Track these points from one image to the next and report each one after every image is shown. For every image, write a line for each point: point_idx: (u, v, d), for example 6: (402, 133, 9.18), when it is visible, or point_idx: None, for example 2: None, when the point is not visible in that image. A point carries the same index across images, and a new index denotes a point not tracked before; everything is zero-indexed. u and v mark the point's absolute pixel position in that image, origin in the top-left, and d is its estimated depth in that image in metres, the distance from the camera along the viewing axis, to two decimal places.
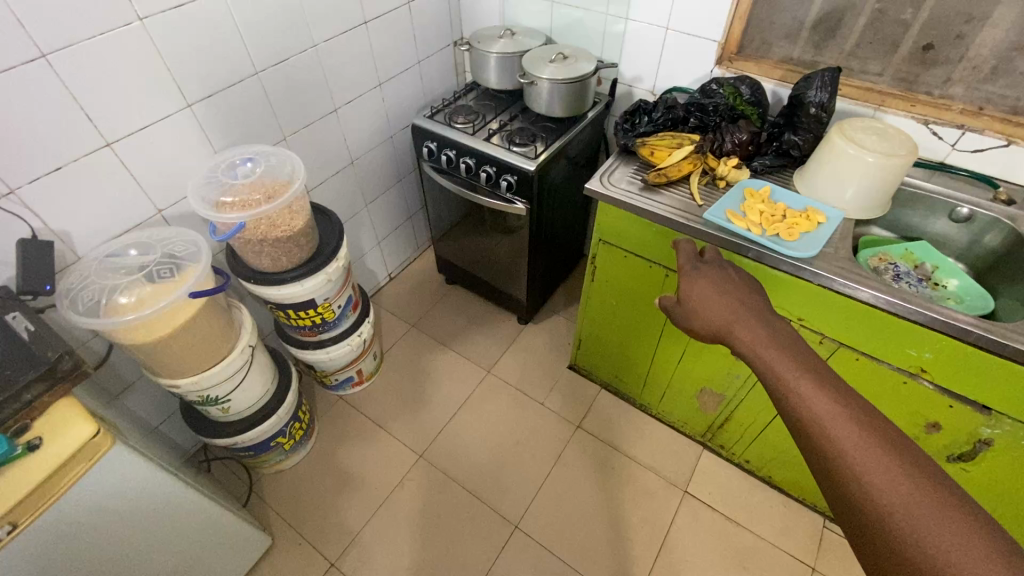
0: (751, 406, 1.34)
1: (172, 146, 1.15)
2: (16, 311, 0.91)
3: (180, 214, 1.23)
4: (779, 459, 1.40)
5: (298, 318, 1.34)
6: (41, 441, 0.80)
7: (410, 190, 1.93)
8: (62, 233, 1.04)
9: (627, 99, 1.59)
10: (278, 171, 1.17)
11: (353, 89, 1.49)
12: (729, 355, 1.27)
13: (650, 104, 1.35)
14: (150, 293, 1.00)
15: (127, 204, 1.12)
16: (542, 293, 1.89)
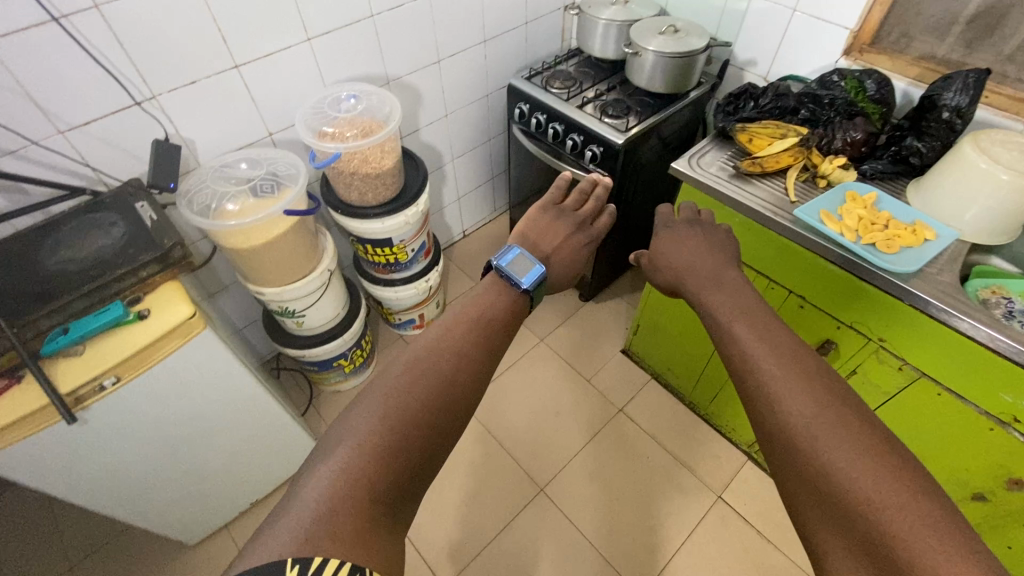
0: None
1: (289, 75, 1.24)
2: (144, 202, 1.04)
3: (287, 140, 1.34)
4: None
5: (374, 253, 1.43)
6: (148, 312, 0.93)
7: (497, 150, 1.96)
8: (188, 140, 1.16)
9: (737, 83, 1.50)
10: (377, 110, 1.23)
11: (459, 42, 1.53)
12: None
13: (759, 89, 1.27)
14: (252, 205, 1.10)
15: (244, 123, 1.23)
16: (609, 273, 1.87)
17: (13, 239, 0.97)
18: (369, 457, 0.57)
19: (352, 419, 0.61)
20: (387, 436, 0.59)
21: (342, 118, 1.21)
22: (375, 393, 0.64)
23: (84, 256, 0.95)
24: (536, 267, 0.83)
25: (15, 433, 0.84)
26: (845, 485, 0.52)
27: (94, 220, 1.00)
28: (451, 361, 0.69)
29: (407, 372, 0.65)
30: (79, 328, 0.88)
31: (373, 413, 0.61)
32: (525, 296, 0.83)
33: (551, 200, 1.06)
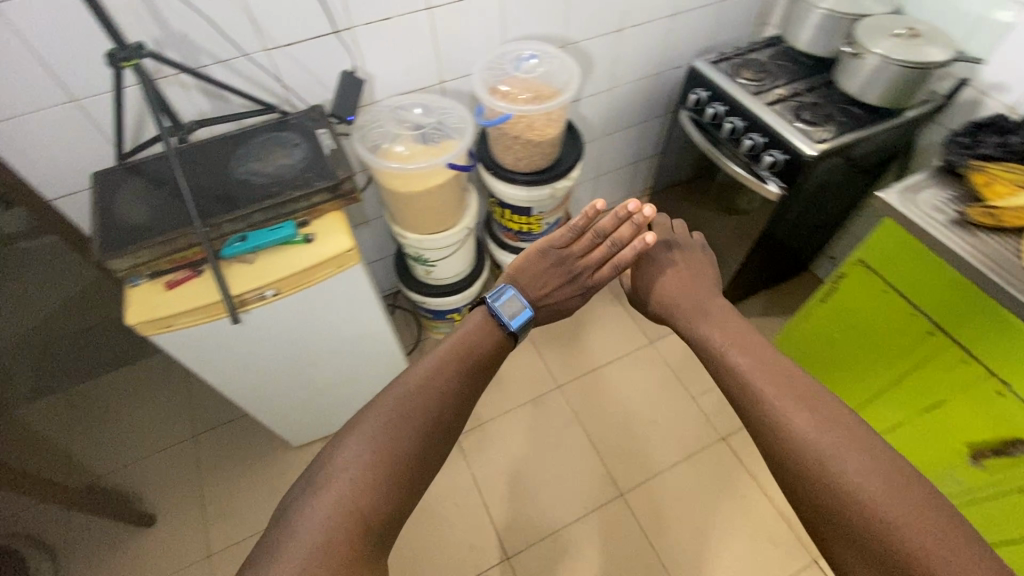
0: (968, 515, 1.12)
1: (474, 24, 1.21)
2: (325, 129, 1.08)
3: (455, 90, 1.33)
4: None
5: (511, 219, 1.41)
6: (314, 237, 0.97)
7: (650, 134, 1.83)
8: (370, 76, 1.19)
9: (972, 110, 1.25)
10: (555, 76, 1.18)
11: (646, 12, 1.41)
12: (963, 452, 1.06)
13: (1011, 123, 1.05)
14: (419, 151, 1.11)
15: (422, 66, 1.23)
16: (743, 288, 1.72)
17: (212, 141, 1.04)
18: (373, 478, 0.66)
19: (354, 440, 0.70)
20: (393, 458, 0.69)
21: (516, 78, 1.17)
22: (378, 411, 0.73)
23: (268, 171, 1.00)
24: (529, 312, 0.89)
25: (190, 321, 0.92)
26: (857, 513, 0.61)
27: (280, 139, 1.05)
28: (434, 396, 0.76)
29: (401, 404, 0.74)
30: (255, 239, 0.94)
31: (367, 432, 0.70)
32: (511, 337, 0.89)
33: (553, 241, 0.97)
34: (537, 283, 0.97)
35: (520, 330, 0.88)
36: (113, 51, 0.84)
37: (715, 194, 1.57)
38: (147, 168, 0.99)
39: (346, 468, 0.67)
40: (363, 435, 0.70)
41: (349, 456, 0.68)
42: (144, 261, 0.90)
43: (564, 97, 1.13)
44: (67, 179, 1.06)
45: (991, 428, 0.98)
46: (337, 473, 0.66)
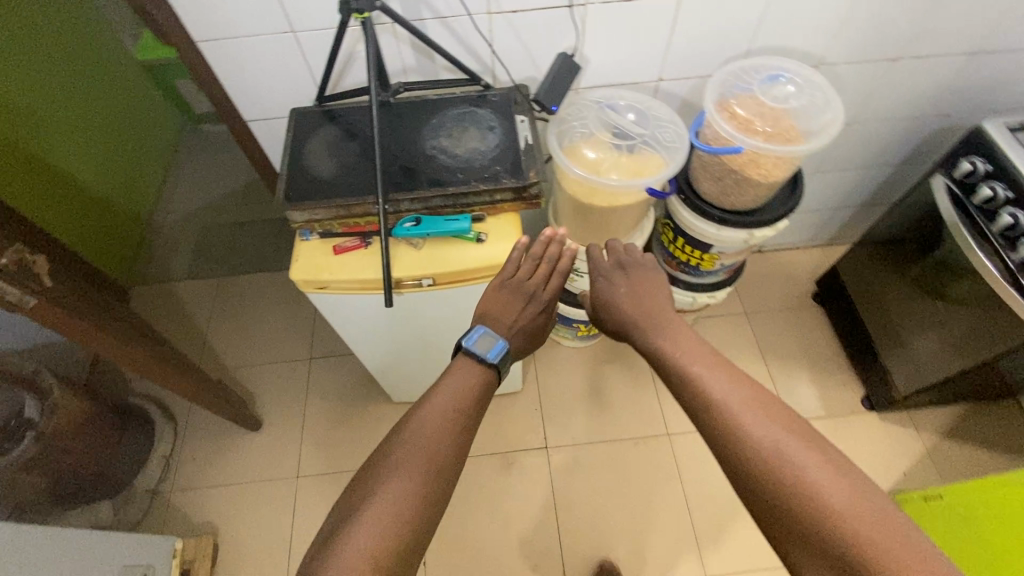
0: None
1: (723, 23, 1.01)
2: (524, 116, 0.95)
3: (670, 92, 1.14)
4: None
5: (683, 251, 1.24)
6: (485, 237, 0.89)
7: (869, 183, 1.51)
8: (586, 60, 1.04)
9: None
10: (811, 114, 0.94)
11: (939, 45, 1.10)
12: None
13: None
14: (620, 165, 0.97)
15: (645, 60, 1.06)
16: (923, 397, 1.43)
17: (408, 103, 0.97)
18: (416, 497, 0.62)
19: (404, 456, 0.65)
20: (434, 472, 0.65)
21: (758, 100, 0.96)
22: (428, 419, 0.69)
23: (458, 151, 0.92)
24: (498, 341, 0.79)
25: (344, 291, 0.88)
26: None
27: (477, 116, 0.96)
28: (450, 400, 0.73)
29: (431, 415, 0.70)
30: (428, 226, 0.88)
31: (414, 449, 0.66)
32: (495, 371, 0.79)
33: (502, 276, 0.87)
34: (505, 312, 0.84)
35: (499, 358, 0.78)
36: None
37: (933, 281, 1.28)
38: (343, 117, 0.96)
39: (388, 480, 0.63)
40: (405, 451, 0.66)
41: (393, 467, 0.64)
42: (318, 218, 0.87)
43: (817, 141, 0.90)
44: (265, 106, 1.05)
45: None
46: (386, 483, 0.63)
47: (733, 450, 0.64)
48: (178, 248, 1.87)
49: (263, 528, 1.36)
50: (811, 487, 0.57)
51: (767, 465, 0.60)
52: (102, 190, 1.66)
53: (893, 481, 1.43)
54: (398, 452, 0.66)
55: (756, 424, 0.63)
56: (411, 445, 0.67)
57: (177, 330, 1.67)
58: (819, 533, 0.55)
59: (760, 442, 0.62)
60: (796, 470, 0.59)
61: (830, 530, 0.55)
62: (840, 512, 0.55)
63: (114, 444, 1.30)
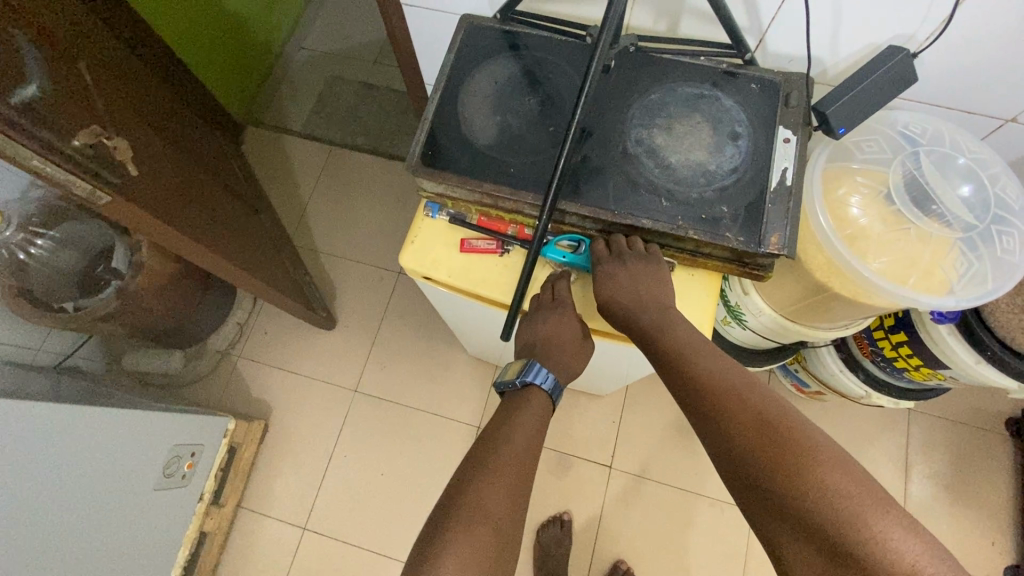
0: None
1: None
2: (792, 134, 0.61)
3: (1016, 141, 0.73)
4: None
5: (896, 351, 0.87)
6: None
7: None
8: (920, 62, 0.65)
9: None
10: None
11: None
12: None
13: None
14: (908, 260, 0.62)
15: (1015, 90, 0.65)
16: None
17: (625, 61, 0.66)
18: None
19: (488, 485, 0.52)
20: (513, 527, 0.51)
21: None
22: (514, 449, 0.56)
23: (672, 160, 0.62)
24: (536, 365, 0.62)
25: (455, 292, 0.67)
26: None
27: (717, 109, 0.63)
28: (527, 417, 0.60)
29: (515, 441, 0.57)
30: (587, 261, 0.65)
31: (507, 486, 0.52)
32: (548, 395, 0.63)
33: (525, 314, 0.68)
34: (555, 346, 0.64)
35: (557, 380, 0.63)
36: None
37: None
38: (531, 54, 0.67)
39: (469, 516, 0.50)
40: (489, 476, 0.53)
41: (469, 493, 0.51)
42: (454, 195, 0.64)
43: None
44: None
45: None
46: (471, 519, 0.49)
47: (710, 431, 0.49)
48: (300, 94, 1.68)
49: (312, 429, 1.34)
50: (797, 449, 0.44)
51: (750, 442, 0.46)
52: (241, 10, 1.43)
53: None
54: (474, 473, 0.53)
55: (746, 399, 0.49)
56: (496, 480, 0.53)
57: (280, 192, 1.57)
58: (812, 517, 0.41)
59: (751, 411, 0.48)
60: (789, 442, 0.45)
61: (819, 498, 0.42)
62: (842, 490, 0.41)
63: (196, 304, 1.26)
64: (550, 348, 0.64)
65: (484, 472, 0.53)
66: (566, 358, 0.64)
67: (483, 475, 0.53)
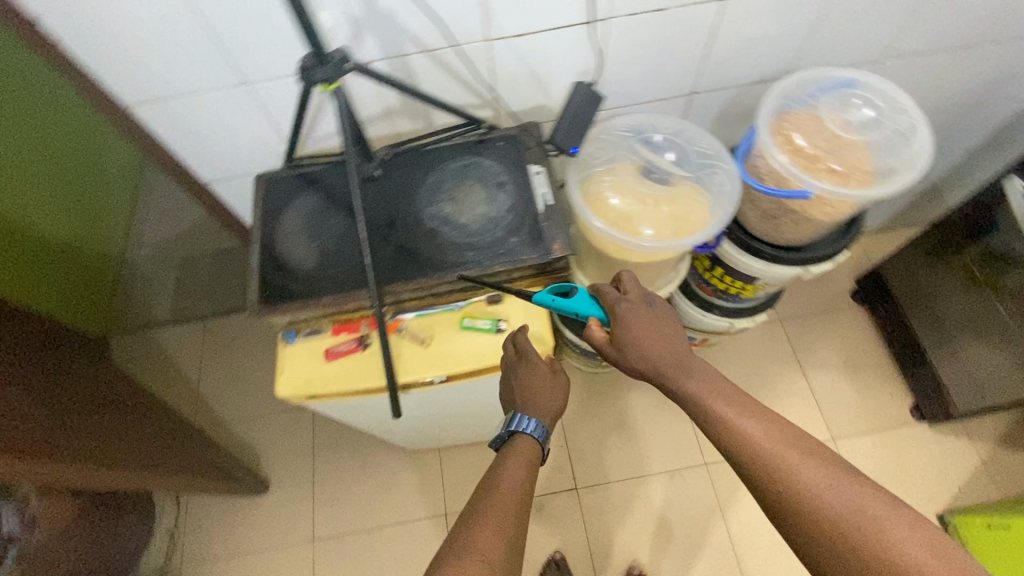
0: None
1: (771, 27, 0.83)
2: (541, 168, 0.79)
3: (706, 106, 0.96)
4: None
5: (719, 278, 1.09)
6: (505, 326, 0.75)
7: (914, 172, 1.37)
8: (607, 81, 0.86)
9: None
10: (887, 145, 0.77)
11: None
12: None
13: None
14: (659, 218, 0.80)
15: (677, 75, 0.88)
16: (982, 412, 1.31)
17: (398, 159, 0.81)
18: None
19: (482, 528, 0.54)
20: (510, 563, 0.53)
21: (820, 123, 0.79)
22: (505, 495, 0.58)
23: (462, 220, 0.76)
24: (521, 415, 0.69)
25: (337, 400, 0.73)
26: None
27: (481, 169, 0.79)
28: (514, 462, 0.64)
29: None
30: (579, 304, 0.72)
31: None
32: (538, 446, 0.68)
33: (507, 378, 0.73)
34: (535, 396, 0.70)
35: (543, 428, 0.69)
36: (307, 64, 0.56)
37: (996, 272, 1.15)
38: (324, 181, 0.79)
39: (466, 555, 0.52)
40: (483, 519, 0.55)
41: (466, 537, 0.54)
42: (303, 318, 0.73)
43: (885, 190, 0.74)
44: (232, 164, 0.89)
45: None
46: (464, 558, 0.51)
47: (780, 499, 0.54)
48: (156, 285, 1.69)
49: None
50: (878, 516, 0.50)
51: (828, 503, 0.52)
52: (74, 229, 1.37)
53: (951, 502, 1.33)
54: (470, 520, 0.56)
55: (816, 468, 0.54)
56: (490, 521, 0.55)
57: (169, 384, 1.57)
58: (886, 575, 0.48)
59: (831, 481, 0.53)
60: (870, 512, 0.51)
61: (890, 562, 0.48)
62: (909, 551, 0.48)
63: (113, 533, 1.19)
64: (530, 399, 0.70)
65: (479, 515, 0.56)
66: (545, 401, 0.71)
67: (474, 520, 0.56)
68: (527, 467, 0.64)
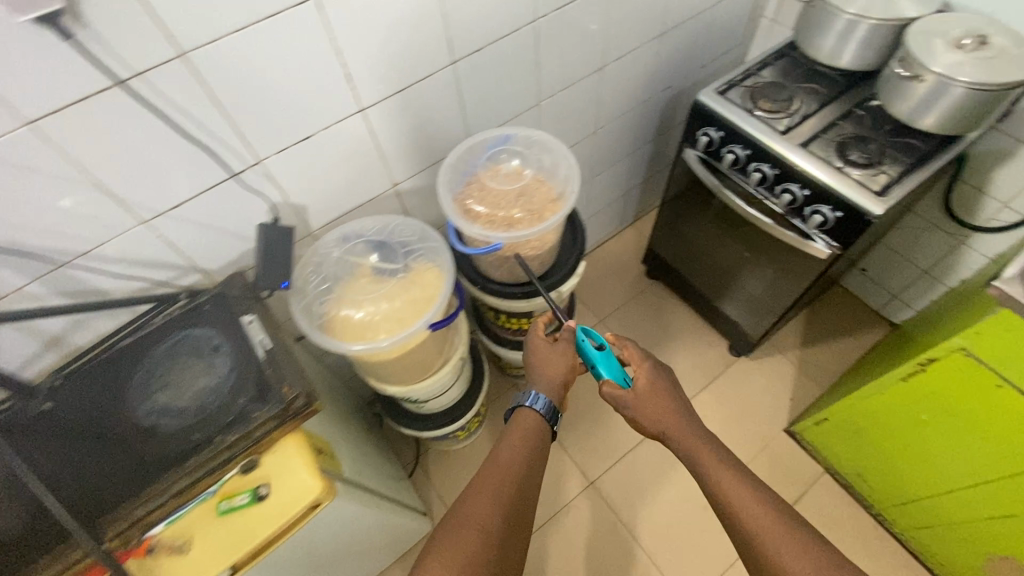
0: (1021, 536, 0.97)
1: (423, 114, 0.93)
2: (254, 315, 0.79)
3: (415, 189, 1.04)
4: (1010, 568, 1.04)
5: (510, 321, 1.16)
6: (268, 489, 0.70)
7: (638, 163, 1.59)
8: (300, 207, 0.89)
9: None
10: (547, 175, 0.91)
11: (629, 42, 1.14)
12: None
13: None
14: (390, 311, 0.83)
15: (367, 178, 0.94)
16: (775, 329, 1.51)
17: (98, 365, 0.76)
18: None
19: (468, 506, 0.73)
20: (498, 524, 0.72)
21: (498, 182, 0.89)
22: (507, 469, 0.79)
23: (184, 401, 0.73)
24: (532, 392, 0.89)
25: None
26: None
27: (193, 339, 0.77)
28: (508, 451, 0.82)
29: None
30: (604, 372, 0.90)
31: None
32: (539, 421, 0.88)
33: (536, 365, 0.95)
34: (545, 372, 0.92)
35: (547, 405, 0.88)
36: None
37: (722, 221, 1.32)
38: (11, 422, 0.71)
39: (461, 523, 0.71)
40: (479, 493, 0.75)
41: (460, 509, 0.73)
42: None
43: (558, 215, 0.85)
44: None
45: None
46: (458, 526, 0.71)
47: (724, 508, 0.77)
48: None
49: None
50: (797, 545, 0.69)
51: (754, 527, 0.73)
52: None
53: (791, 414, 1.49)
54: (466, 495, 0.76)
55: (752, 497, 0.75)
56: (480, 498, 0.75)
57: None
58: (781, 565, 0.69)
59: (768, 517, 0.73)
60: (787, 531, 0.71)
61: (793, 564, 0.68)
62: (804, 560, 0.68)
63: None
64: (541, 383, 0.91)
65: (474, 491, 0.76)
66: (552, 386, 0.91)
67: (473, 497, 0.75)
68: (523, 441, 0.84)
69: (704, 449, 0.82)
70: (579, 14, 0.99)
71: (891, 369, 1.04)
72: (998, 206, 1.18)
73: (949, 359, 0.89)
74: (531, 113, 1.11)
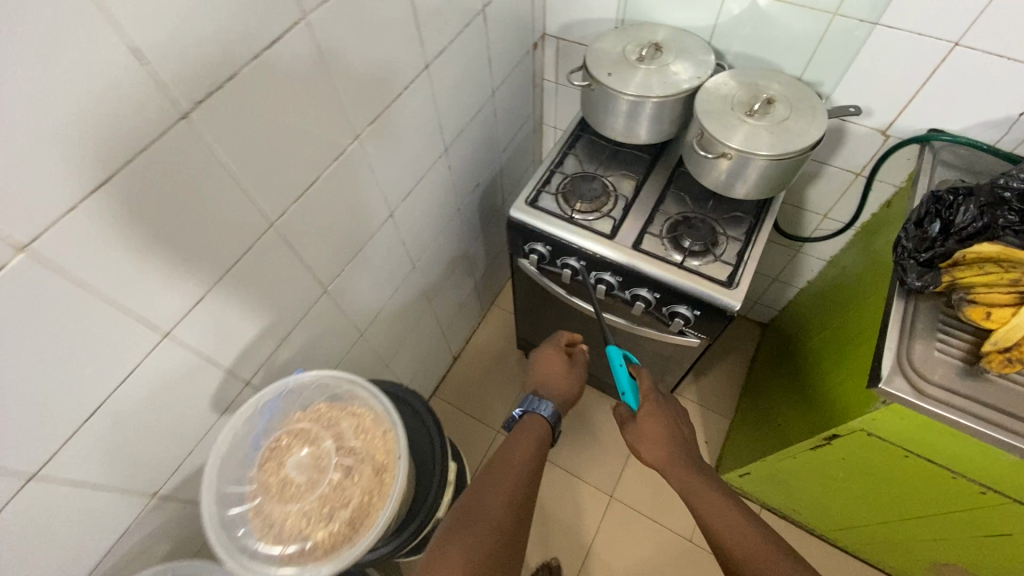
0: (960, 549, 0.97)
1: (151, 407, 0.64)
2: None
3: (190, 475, 0.74)
4: (956, 569, 1.05)
5: None
6: None
7: (476, 258, 1.41)
8: None
9: (872, 144, 0.99)
10: (356, 442, 0.75)
11: (412, 174, 0.94)
12: (964, 519, 0.87)
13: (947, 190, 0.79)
14: None
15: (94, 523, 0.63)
16: None
17: None
18: None
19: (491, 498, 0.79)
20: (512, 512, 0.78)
21: (298, 492, 0.72)
22: (521, 460, 0.88)
23: None
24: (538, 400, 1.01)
25: None
26: None
27: None
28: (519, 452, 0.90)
29: None
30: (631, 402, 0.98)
31: None
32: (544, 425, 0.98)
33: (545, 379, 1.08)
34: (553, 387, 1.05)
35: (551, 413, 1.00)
36: None
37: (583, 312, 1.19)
38: None
39: (478, 514, 0.76)
40: (500, 482, 0.83)
41: (477, 502, 0.79)
42: None
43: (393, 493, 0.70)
44: None
45: (966, 521, 0.87)
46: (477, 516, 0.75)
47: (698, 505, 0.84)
48: None
49: None
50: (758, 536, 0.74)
51: (724, 536, 0.77)
52: None
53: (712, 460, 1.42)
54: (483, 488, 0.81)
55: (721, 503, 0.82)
56: (499, 496, 0.80)
57: None
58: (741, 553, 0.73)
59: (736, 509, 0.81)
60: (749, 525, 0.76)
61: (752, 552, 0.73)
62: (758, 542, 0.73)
63: None
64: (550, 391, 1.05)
65: (491, 488, 0.81)
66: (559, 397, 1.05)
67: (491, 492, 0.80)
68: (534, 440, 0.95)
69: (678, 457, 0.91)
70: (331, 190, 0.76)
71: (797, 435, 0.98)
72: (819, 218, 1.20)
73: (852, 437, 0.83)
74: (318, 305, 0.86)
